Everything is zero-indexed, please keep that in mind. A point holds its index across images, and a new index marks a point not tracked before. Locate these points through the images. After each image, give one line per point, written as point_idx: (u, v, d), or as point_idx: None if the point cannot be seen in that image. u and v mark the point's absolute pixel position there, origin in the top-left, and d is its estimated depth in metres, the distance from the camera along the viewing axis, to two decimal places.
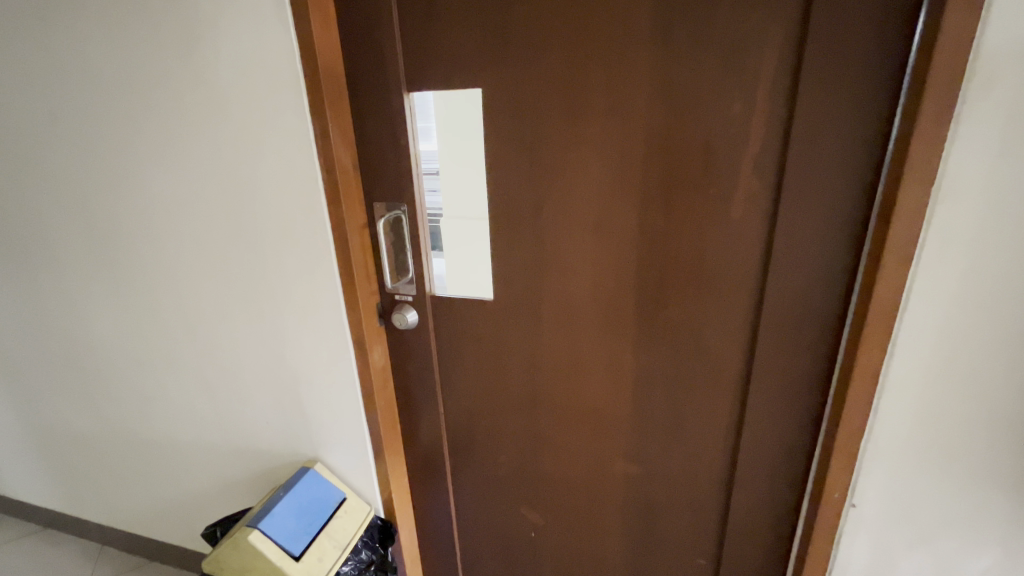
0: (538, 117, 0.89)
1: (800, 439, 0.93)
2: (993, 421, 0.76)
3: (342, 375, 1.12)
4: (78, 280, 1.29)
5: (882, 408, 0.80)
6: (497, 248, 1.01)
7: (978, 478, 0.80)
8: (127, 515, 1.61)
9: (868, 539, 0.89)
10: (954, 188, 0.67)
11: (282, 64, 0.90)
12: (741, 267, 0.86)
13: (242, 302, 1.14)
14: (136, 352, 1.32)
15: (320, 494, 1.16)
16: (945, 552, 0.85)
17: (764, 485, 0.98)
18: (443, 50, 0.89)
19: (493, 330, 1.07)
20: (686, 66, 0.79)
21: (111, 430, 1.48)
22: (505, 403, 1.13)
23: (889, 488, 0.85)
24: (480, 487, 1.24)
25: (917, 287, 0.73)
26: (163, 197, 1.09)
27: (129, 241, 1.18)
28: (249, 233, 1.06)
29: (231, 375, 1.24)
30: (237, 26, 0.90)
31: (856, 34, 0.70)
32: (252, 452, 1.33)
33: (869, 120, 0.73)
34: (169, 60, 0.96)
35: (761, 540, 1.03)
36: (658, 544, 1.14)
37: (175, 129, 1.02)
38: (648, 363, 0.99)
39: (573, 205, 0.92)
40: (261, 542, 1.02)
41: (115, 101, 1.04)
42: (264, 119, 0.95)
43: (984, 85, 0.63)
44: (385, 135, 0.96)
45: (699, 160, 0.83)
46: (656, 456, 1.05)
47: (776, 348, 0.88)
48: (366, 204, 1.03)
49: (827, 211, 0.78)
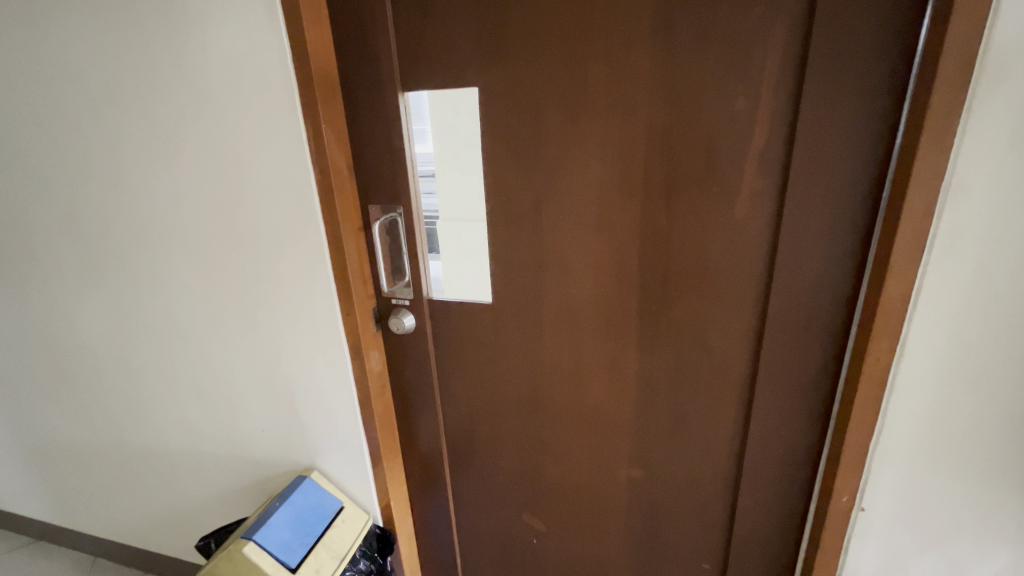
0: (537, 117, 0.87)
1: (807, 443, 0.91)
2: (1005, 424, 0.75)
3: (338, 381, 1.09)
4: (66, 286, 1.25)
5: (891, 410, 0.78)
6: (497, 250, 0.98)
7: (990, 478, 0.78)
8: (119, 526, 1.58)
9: (878, 543, 0.87)
10: (964, 185, 0.65)
11: (272, 64, 0.87)
12: (746, 267, 0.84)
13: (235, 309, 1.11)
14: (127, 357, 1.29)
15: (316, 503, 1.14)
16: (956, 555, 0.83)
17: (771, 487, 0.96)
18: (438, 49, 0.87)
19: (492, 335, 1.05)
20: (689, 62, 0.77)
21: (102, 438, 1.45)
22: (506, 408, 1.10)
23: (898, 492, 0.83)
24: (480, 493, 1.22)
25: (926, 285, 0.71)
26: (152, 200, 1.06)
27: (120, 248, 1.15)
28: (241, 235, 1.03)
29: (225, 382, 1.21)
30: (225, 26, 0.87)
31: (863, 26, 0.68)
32: (246, 460, 1.30)
33: (876, 115, 0.71)
34: (158, 62, 0.93)
35: (767, 545, 1.02)
36: (664, 549, 1.12)
37: (163, 130, 0.99)
38: (652, 366, 0.97)
39: (573, 204, 0.90)
40: (255, 555, 0.99)
41: (103, 104, 1.01)
42: (254, 120, 0.92)
43: (995, 78, 0.61)
44: (380, 135, 0.94)
45: (702, 156, 0.81)
46: (661, 459, 1.03)
47: (782, 350, 0.86)
48: (361, 208, 1.01)
49: (834, 209, 0.76)
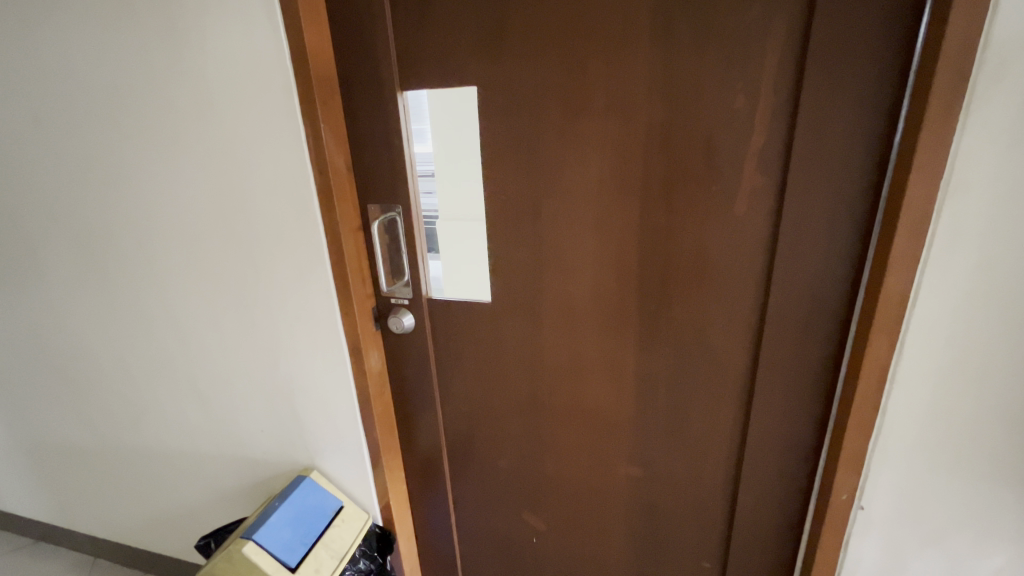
0: (537, 116, 0.87)
1: (806, 442, 0.91)
2: (1004, 421, 0.75)
3: (338, 380, 1.09)
4: (65, 287, 1.25)
5: (891, 408, 0.79)
6: (497, 250, 0.98)
7: (990, 476, 0.78)
8: (119, 526, 1.58)
9: (878, 541, 0.87)
10: (963, 183, 0.65)
11: (271, 63, 0.87)
12: (746, 265, 0.84)
13: (234, 308, 1.11)
14: (126, 357, 1.28)
15: (316, 503, 1.14)
16: (956, 552, 0.83)
17: (770, 485, 0.97)
18: (437, 48, 0.87)
19: (491, 334, 1.05)
20: (688, 61, 0.77)
21: (101, 438, 1.45)
22: (505, 407, 1.10)
23: (898, 490, 0.83)
24: (480, 492, 1.22)
25: (926, 283, 0.71)
26: (150, 200, 1.06)
27: (119, 248, 1.14)
28: (240, 234, 1.03)
29: (224, 381, 1.21)
30: (224, 25, 0.87)
31: (863, 25, 0.68)
32: (246, 459, 1.29)
33: (875, 114, 0.71)
34: (156, 61, 0.93)
35: (766, 544, 1.02)
36: (664, 548, 1.12)
37: (162, 129, 0.99)
38: (651, 365, 0.97)
39: (573, 202, 0.90)
40: (255, 554, 0.99)
41: (101, 103, 1.01)
42: (252, 119, 0.92)
43: (994, 76, 0.61)
44: (379, 134, 0.94)
45: (701, 156, 0.81)
46: (660, 458, 1.03)
47: (782, 348, 0.86)
48: (360, 207, 1.01)
49: (834, 207, 0.76)
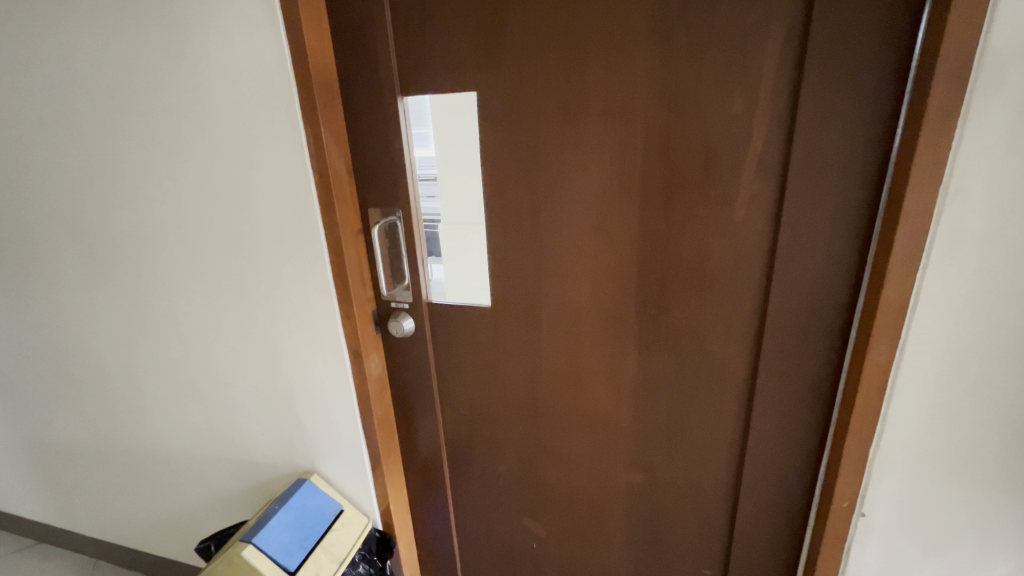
0: (535, 121, 0.87)
1: (806, 449, 0.91)
2: (1006, 428, 0.74)
3: (338, 383, 1.09)
4: (68, 290, 1.26)
5: (892, 414, 0.78)
6: (496, 254, 0.98)
7: (992, 482, 0.77)
8: (121, 529, 1.58)
9: (879, 549, 0.86)
10: (963, 187, 0.65)
11: (272, 68, 0.88)
12: (745, 271, 0.84)
13: (235, 311, 1.11)
14: (128, 358, 1.29)
15: (316, 507, 1.14)
16: (959, 560, 0.83)
17: (771, 492, 0.96)
18: (436, 54, 0.87)
19: (491, 338, 1.05)
20: (687, 66, 0.77)
21: (103, 440, 1.45)
22: (505, 411, 1.10)
23: (899, 498, 0.82)
24: (480, 496, 1.22)
25: (926, 289, 0.70)
26: (153, 204, 1.07)
27: (121, 251, 1.15)
28: (242, 238, 1.03)
29: (225, 383, 1.21)
30: (226, 30, 0.88)
31: (860, 30, 0.68)
32: (246, 462, 1.30)
33: (873, 119, 0.71)
34: (159, 66, 0.94)
35: (768, 552, 1.01)
36: (665, 555, 1.11)
37: (164, 133, 0.99)
38: (651, 370, 0.96)
39: (572, 207, 0.90)
40: (255, 558, 0.99)
41: (105, 107, 1.02)
42: (253, 123, 0.93)
43: (992, 80, 0.61)
44: (379, 138, 0.94)
45: (700, 160, 0.81)
46: (660, 463, 1.03)
47: (782, 353, 0.86)
48: (361, 212, 1.01)
49: (833, 212, 0.76)
